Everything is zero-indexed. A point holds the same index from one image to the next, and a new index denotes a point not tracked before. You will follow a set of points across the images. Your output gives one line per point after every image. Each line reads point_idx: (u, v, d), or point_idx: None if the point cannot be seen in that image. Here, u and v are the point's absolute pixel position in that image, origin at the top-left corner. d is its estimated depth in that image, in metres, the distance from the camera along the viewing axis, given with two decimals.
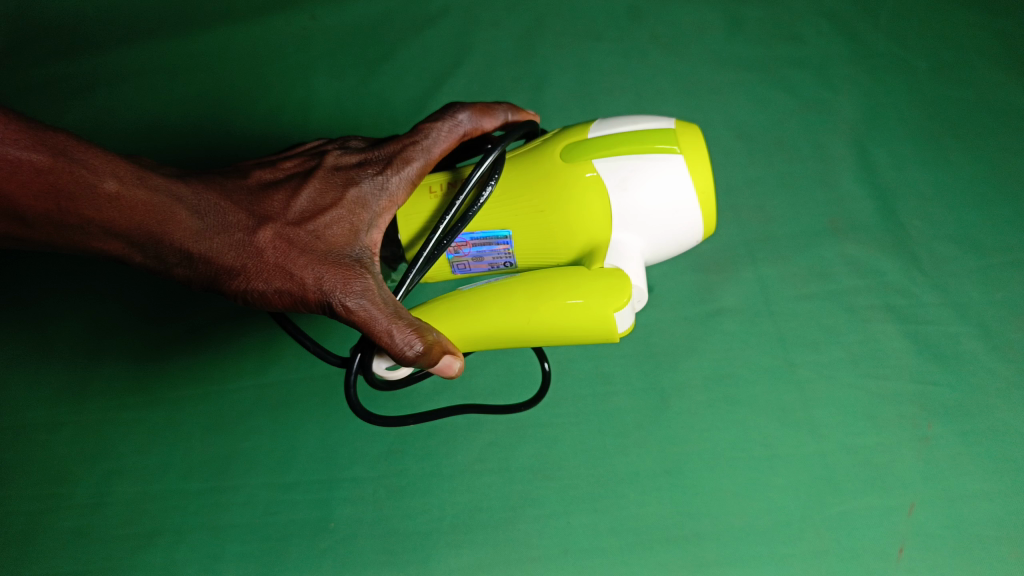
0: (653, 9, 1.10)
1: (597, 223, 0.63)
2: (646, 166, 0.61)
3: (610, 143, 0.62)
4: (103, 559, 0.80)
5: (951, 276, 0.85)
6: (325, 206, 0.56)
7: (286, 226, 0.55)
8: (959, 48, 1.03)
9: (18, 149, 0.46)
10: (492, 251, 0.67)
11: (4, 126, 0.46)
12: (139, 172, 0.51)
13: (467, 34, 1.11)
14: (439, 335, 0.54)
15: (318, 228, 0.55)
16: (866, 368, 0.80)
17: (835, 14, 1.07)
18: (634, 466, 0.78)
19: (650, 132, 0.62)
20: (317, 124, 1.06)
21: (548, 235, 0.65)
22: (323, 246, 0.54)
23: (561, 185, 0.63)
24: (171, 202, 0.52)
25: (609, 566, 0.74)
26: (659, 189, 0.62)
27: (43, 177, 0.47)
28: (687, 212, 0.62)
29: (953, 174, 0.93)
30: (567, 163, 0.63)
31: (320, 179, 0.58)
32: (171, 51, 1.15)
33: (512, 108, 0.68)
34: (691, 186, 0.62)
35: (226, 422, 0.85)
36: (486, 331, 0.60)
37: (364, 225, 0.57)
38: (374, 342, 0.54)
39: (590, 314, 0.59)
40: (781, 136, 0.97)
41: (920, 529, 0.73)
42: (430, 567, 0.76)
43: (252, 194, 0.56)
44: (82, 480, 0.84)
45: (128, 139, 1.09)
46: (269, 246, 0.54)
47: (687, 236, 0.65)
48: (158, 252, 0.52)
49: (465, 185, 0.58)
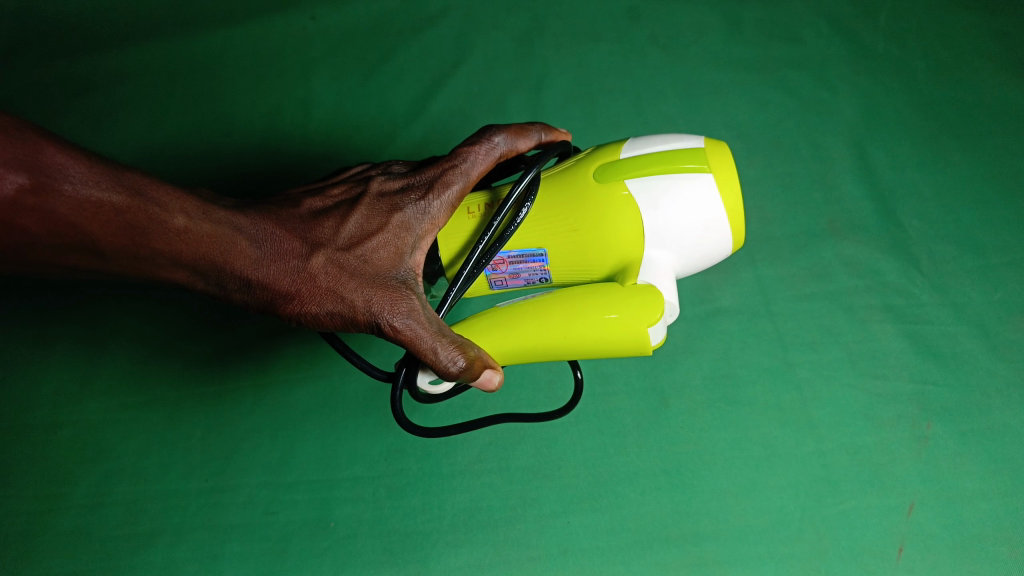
0: (652, 12, 1.13)
1: (630, 241, 0.65)
2: (677, 186, 0.63)
3: (642, 164, 0.64)
4: (101, 560, 0.77)
5: (950, 276, 0.87)
6: (372, 231, 0.57)
7: (337, 251, 0.56)
8: (955, 51, 1.06)
9: (98, 190, 0.47)
10: (527, 267, 0.69)
11: (85, 169, 0.47)
12: (203, 205, 0.52)
13: (470, 35, 1.13)
14: (479, 352, 0.58)
15: (365, 252, 0.57)
16: (864, 368, 0.81)
17: (831, 17, 1.10)
18: (635, 466, 0.77)
19: (681, 152, 0.64)
20: (318, 121, 1.08)
21: (583, 252, 0.67)
22: (371, 269, 0.56)
23: (596, 205, 0.65)
24: (233, 232, 0.53)
25: (611, 567, 0.73)
26: (689, 207, 0.64)
27: (121, 216, 0.48)
28: (716, 228, 0.64)
29: (952, 176, 0.95)
30: (600, 184, 0.65)
31: (366, 206, 0.59)
32: (179, 50, 1.17)
33: (545, 129, 0.69)
34: (720, 203, 0.64)
35: (224, 422, 0.83)
36: (528, 346, 0.63)
37: (408, 247, 0.59)
38: (417, 358, 0.56)
39: (628, 329, 0.62)
40: (780, 137, 1.00)
41: (917, 529, 0.74)
42: (430, 568, 0.74)
43: (302, 220, 0.57)
44: (81, 481, 0.82)
45: (138, 137, 1.10)
46: (324, 271, 0.55)
47: (716, 250, 0.67)
48: (220, 280, 0.54)
49: (503, 206, 0.60)
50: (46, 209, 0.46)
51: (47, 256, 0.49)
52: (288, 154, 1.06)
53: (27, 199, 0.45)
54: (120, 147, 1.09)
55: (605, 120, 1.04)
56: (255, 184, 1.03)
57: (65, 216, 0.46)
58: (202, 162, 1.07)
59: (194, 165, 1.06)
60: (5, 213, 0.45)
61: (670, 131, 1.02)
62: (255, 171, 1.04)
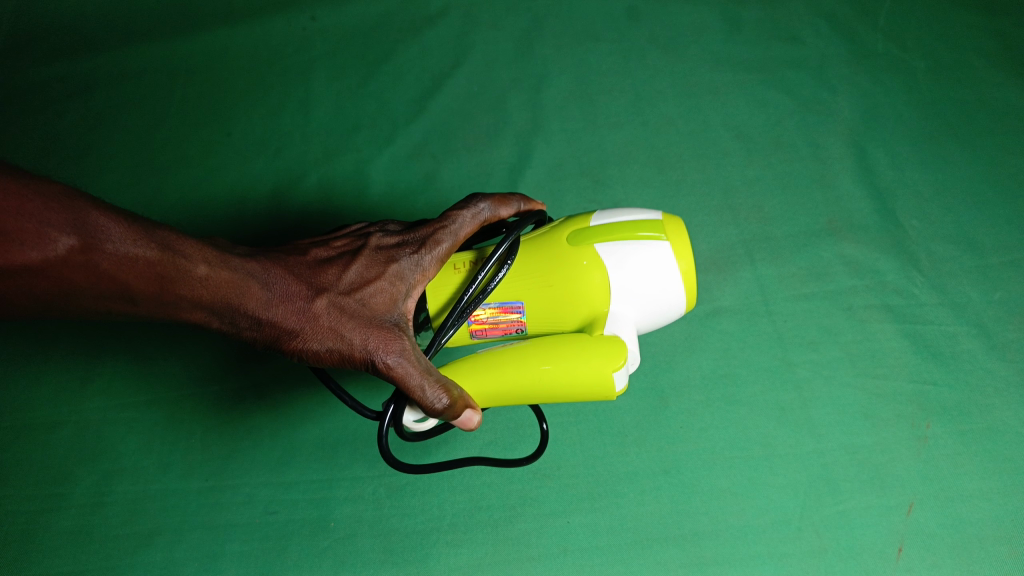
0: (652, 11, 1.13)
1: (596, 295, 0.66)
2: (634, 252, 0.66)
3: (605, 230, 0.66)
4: (102, 559, 0.77)
5: (949, 275, 0.87)
6: (369, 279, 0.58)
7: (339, 295, 0.57)
8: (957, 49, 1.06)
9: (132, 245, 0.48)
10: (504, 322, 0.69)
11: (122, 225, 0.48)
12: (220, 253, 0.53)
13: (470, 35, 1.13)
14: (462, 391, 0.59)
15: (364, 298, 0.57)
16: (864, 368, 0.81)
17: (831, 16, 1.10)
18: (635, 466, 0.77)
19: (639, 223, 0.66)
20: (317, 121, 1.09)
21: (556, 305, 0.67)
22: (368, 312, 0.57)
23: (564, 260, 0.66)
24: (247, 277, 0.54)
25: (611, 567, 0.73)
26: (647, 271, 0.65)
27: (152, 269, 0.49)
28: (671, 290, 0.66)
29: (952, 174, 0.95)
30: (569, 243, 0.67)
31: (365, 256, 0.60)
32: (179, 50, 1.17)
33: (524, 200, 0.70)
34: (675, 269, 0.66)
35: (226, 421, 0.83)
36: (501, 391, 0.63)
37: (404, 291, 0.60)
38: (405, 394, 0.57)
39: (591, 372, 0.63)
40: (780, 136, 1.00)
41: (917, 529, 0.73)
42: (429, 567, 0.74)
43: (308, 266, 0.58)
44: (82, 480, 0.82)
45: (137, 136, 1.10)
46: (328, 312, 0.56)
47: (672, 310, 0.68)
48: (232, 320, 0.54)
49: (487, 262, 0.61)
50: (89, 265, 0.46)
51: (80, 307, 0.48)
52: (287, 154, 1.06)
53: (77, 257, 0.45)
54: (119, 145, 1.10)
55: (605, 120, 1.04)
56: (255, 184, 1.03)
57: (105, 270, 0.47)
58: (201, 162, 1.07)
59: (193, 166, 1.06)
60: (52, 270, 0.45)
61: (669, 130, 1.02)
62: (255, 171, 1.05)
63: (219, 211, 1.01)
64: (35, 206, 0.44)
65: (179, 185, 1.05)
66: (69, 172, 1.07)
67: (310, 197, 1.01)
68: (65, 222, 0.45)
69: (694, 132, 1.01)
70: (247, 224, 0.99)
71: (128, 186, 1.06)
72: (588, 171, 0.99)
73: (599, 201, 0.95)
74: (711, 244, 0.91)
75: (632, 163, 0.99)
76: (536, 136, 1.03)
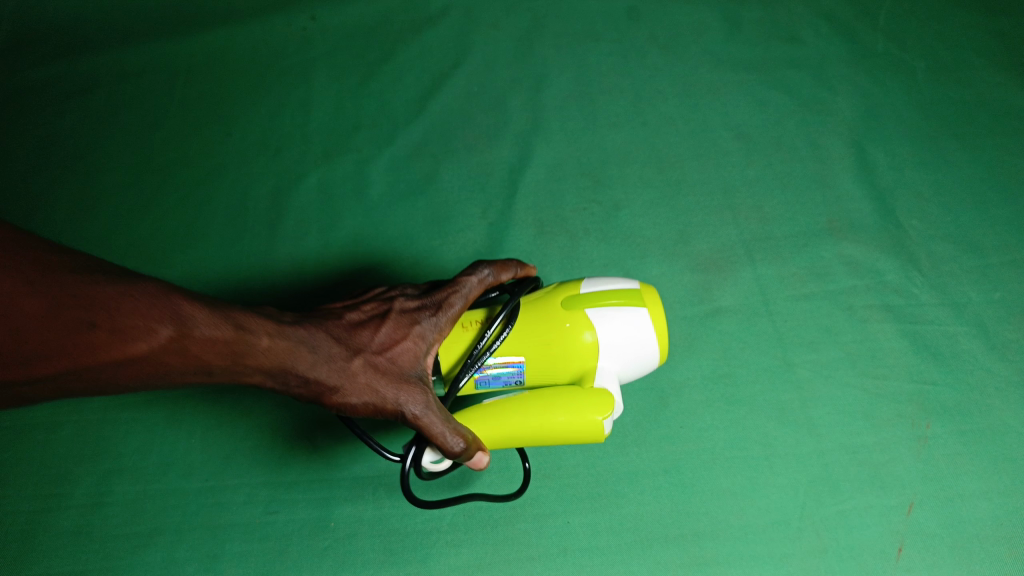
0: (651, 13, 1.14)
1: (585, 354, 0.68)
2: (614, 316, 0.67)
3: (593, 296, 0.68)
4: (101, 559, 0.77)
5: (949, 275, 0.87)
6: (399, 337, 0.58)
7: (375, 355, 0.56)
8: (956, 49, 1.06)
9: (207, 328, 0.48)
10: (504, 375, 0.68)
11: (195, 308, 0.48)
12: (274, 322, 0.53)
13: (470, 36, 1.14)
14: (472, 433, 0.60)
15: (397, 356, 0.57)
16: (864, 368, 0.81)
17: (830, 17, 1.11)
18: (635, 466, 0.77)
19: (621, 291, 0.68)
20: (317, 121, 1.09)
21: (549, 362, 0.68)
22: (400, 369, 0.57)
23: (558, 320, 0.67)
24: (299, 343, 0.53)
25: (611, 568, 0.72)
26: (626, 333, 0.67)
27: (225, 348, 0.49)
28: (648, 348, 0.68)
29: (952, 174, 0.95)
30: (561, 305, 0.68)
31: (393, 316, 0.59)
32: (180, 51, 1.18)
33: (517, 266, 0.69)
34: (652, 334, 0.68)
35: (227, 421, 0.83)
36: (503, 437, 0.63)
37: (424, 348, 0.59)
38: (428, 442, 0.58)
39: (583, 420, 0.64)
40: (780, 136, 1.00)
41: (917, 529, 0.73)
42: (429, 567, 0.74)
43: (346, 328, 0.57)
44: (82, 480, 0.82)
45: (137, 137, 1.10)
46: (366, 370, 0.55)
47: (648, 367, 0.70)
48: (281, 381, 0.53)
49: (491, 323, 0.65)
50: (177, 350, 0.47)
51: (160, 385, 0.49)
52: (287, 154, 1.06)
53: (170, 345, 0.47)
54: (119, 145, 1.10)
55: (605, 120, 1.04)
56: (255, 184, 1.03)
57: (194, 355, 0.48)
58: (202, 162, 1.07)
59: (193, 166, 1.06)
60: (147, 359, 0.46)
61: (670, 130, 1.02)
62: (255, 171, 1.05)
63: (219, 211, 1.01)
64: (140, 305, 0.46)
65: (179, 184, 1.05)
66: (69, 172, 1.08)
67: (310, 197, 1.01)
68: (161, 315, 0.46)
69: (694, 132, 1.01)
70: (247, 224, 0.99)
71: (128, 185, 1.06)
72: (588, 171, 0.98)
73: (599, 201, 0.95)
74: (711, 244, 0.91)
75: (632, 163, 0.99)
76: (536, 136, 1.03)
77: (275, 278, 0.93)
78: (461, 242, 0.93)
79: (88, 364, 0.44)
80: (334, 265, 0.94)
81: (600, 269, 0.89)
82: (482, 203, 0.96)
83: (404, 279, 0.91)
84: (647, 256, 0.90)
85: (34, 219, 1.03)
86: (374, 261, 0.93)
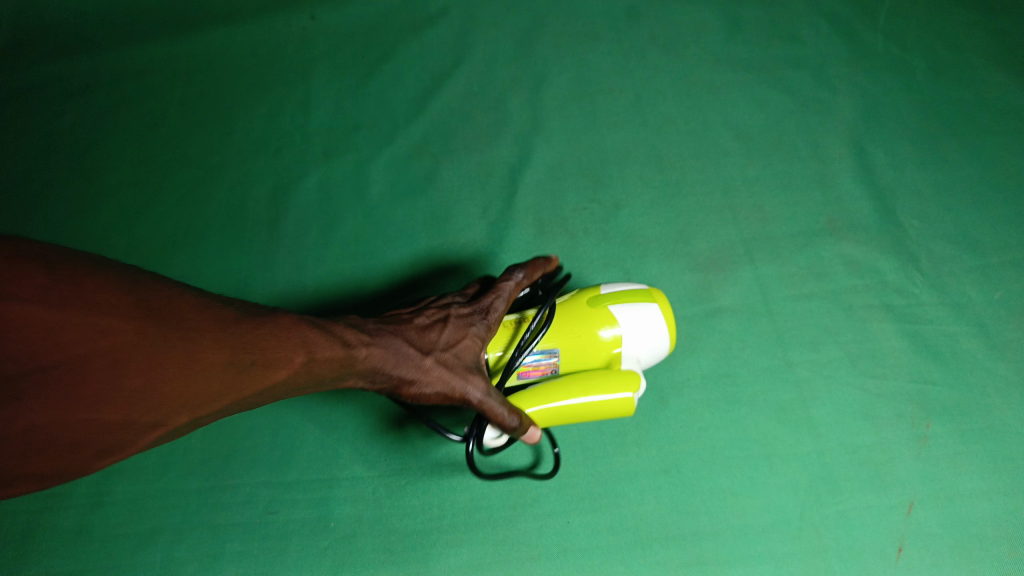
0: (651, 12, 1.14)
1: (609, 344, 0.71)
2: (628, 310, 0.71)
3: (615, 294, 0.72)
4: (102, 558, 0.77)
5: (949, 275, 0.87)
6: (459, 337, 0.58)
7: (443, 351, 0.56)
8: (957, 48, 1.06)
9: (318, 344, 0.48)
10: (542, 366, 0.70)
11: (300, 324, 0.48)
12: (361, 330, 0.53)
13: (470, 35, 1.14)
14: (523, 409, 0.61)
15: (462, 351, 0.57)
16: (864, 367, 0.81)
17: (830, 17, 1.11)
18: (635, 466, 0.77)
19: (636, 290, 0.73)
20: (317, 120, 1.08)
21: (578, 353, 0.71)
22: (466, 360, 0.57)
23: (584, 314, 0.71)
24: (388, 348, 0.53)
25: (612, 568, 0.72)
26: (641, 324, 0.71)
27: (331, 360, 0.49)
28: (660, 335, 0.72)
29: (953, 174, 0.95)
30: (587, 302, 0.72)
31: (451, 321, 0.59)
32: (180, 51, 1.18)
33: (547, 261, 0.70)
34: (665, 329, 0.72)
35: (226, 420, 0.83)
36: (548, 415, 0.66)
37: (480, 347, 0.59)
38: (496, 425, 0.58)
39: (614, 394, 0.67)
40: (780, 136, 1.00)
41: (917, 529, 0.73)
42: (430, 567, 0.74)
43: (416, 329, 0.56)
44: (81, 480, 0.82)
45: (137, 136, 1.11)
46: (441, 366, 0.55)
47: (659, 353, 0.73)
48: (370, 381, 0.54)
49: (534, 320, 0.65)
50: (294, 365, 0.46)
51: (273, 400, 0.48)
52: (287, 154, 1.06)
53: (298, 366, 0.47)
54: (118, 145, 1.10)
55: (605, 119, 1.03)
56: (255, 183, 1.03)
57: (313, 370, 0.48)
58: (202, 161, 1.07)
59: (192, 165, 1.06)
60: (277, 379, 0.46)
61: (670, 129, 1.02)
62: (255, 170, 1.05)
63: (219, 210, 1.01)
64: (265, 330, 0.45)
65: (179, 184, 1.05)
66: (69, 172, 1.08)
67: (310, 196, 1.01)
68: (292, 341, 0.46)
69: (694, 131, 1.01)
70: (248, 224, 0.99)
71: (129, 185, 1.06)
72: (588, 171, 0.98)
73: (599, 200, 0.95)
74: (710, 244, 0.91)
75: (632, 162, 0.99)
76: (536, 135, 1.02)
77: (275, 278, 0.93)
78: (461, 242, 0.93)
79: (242, 398, 0.45)
80: (334, 264, 0.94)
81: (600, 269, 0.89)
82: (482, 203, 0.96)
83: (404, 279, 0.91)
84: (647, 256, 0.90)
85: (35, 219, 1.03)
86: (374, 261, 0.93)
